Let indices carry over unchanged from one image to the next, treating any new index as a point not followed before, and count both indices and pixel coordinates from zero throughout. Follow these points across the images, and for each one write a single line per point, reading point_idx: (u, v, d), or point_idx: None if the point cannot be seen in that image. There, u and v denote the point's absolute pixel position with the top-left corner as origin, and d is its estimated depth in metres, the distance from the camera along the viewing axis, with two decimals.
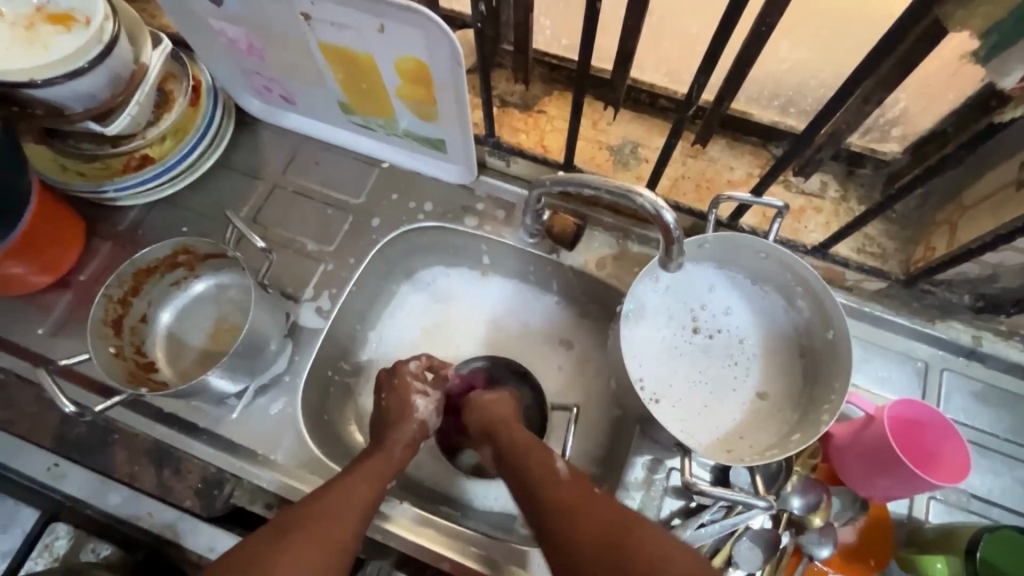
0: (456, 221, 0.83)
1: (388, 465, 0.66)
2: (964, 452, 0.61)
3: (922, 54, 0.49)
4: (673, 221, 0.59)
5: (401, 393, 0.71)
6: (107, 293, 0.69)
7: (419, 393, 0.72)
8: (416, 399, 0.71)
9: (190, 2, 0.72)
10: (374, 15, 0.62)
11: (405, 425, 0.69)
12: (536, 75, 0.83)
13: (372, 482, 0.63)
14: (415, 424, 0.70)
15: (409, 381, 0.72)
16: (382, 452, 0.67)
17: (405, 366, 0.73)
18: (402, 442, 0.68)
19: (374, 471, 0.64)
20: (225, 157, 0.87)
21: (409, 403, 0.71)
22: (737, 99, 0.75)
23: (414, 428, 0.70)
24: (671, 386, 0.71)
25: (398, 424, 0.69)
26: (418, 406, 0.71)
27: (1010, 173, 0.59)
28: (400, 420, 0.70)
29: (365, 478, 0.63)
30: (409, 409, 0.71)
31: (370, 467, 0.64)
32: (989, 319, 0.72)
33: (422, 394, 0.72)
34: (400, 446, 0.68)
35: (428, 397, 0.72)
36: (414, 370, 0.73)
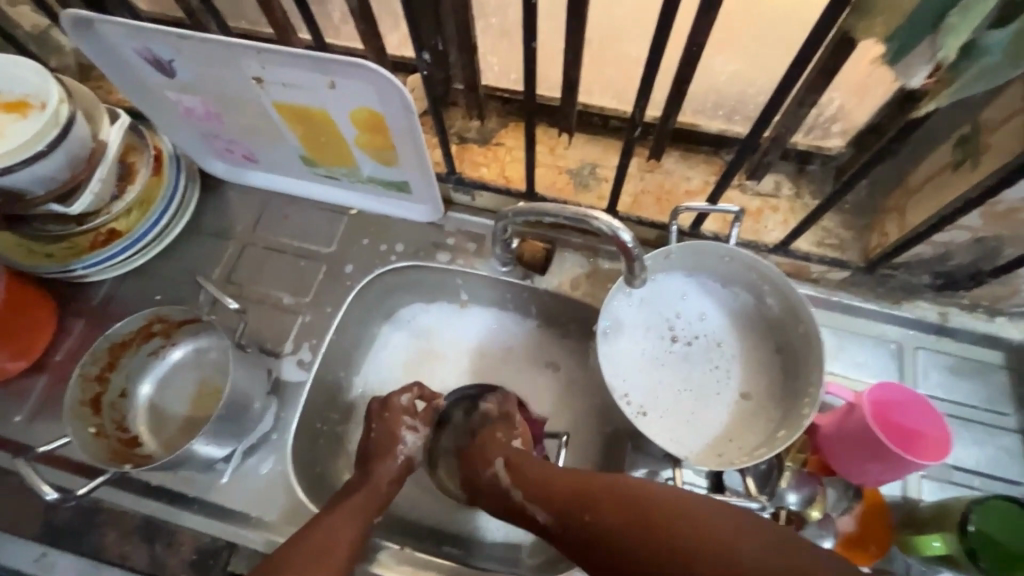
0: (428, 258, 0.84)
1: (374, 498, 0.67)
2: (944, 430, 0.63)
3: (841, 60, 0.52)
4: (629, 239, 0.62)
5: (390, 426, 0.71)
6: (83, 372, 0.69)
7: (408, 426, 0.72)
8: (404, 432, 0.71)
9: (144, 77, 0.74)
10: (324, 73, 0.64)
11: (391, 459, 0.70)
12: (491, 110, 0.85)
13: (356, 518, 0.65)
14: (400, 459, 0.70)
15: (400, 416, 0.72)
16: (367, 487, 0.68)
17: (397, 400, 0.72)
18: (387, 477, 0.69)
19: (360, 506, 0.66)
20: (194, 221, 0.88)
21: (398, 436, 0.71)
22: (684, 112, 0.78)
23: (399, 462, 0.70)
24: (656, 397, 0.71)
25: (384, 456, 0.70)
26: (406, 441, 0.71)
27: (946, 155, 0.62)
28: (385, 452, 0.70)
29: (350, 513, 0.65)
30: (396, 443, 0.71)
31: (357, 502, 0.66)
32: (951, 295, 0.75)
33: (412, 430, 0.72)
34: (385, 481, 0.69)
35: (417, 431, 0.72)
36: (405, 404, 0.73)
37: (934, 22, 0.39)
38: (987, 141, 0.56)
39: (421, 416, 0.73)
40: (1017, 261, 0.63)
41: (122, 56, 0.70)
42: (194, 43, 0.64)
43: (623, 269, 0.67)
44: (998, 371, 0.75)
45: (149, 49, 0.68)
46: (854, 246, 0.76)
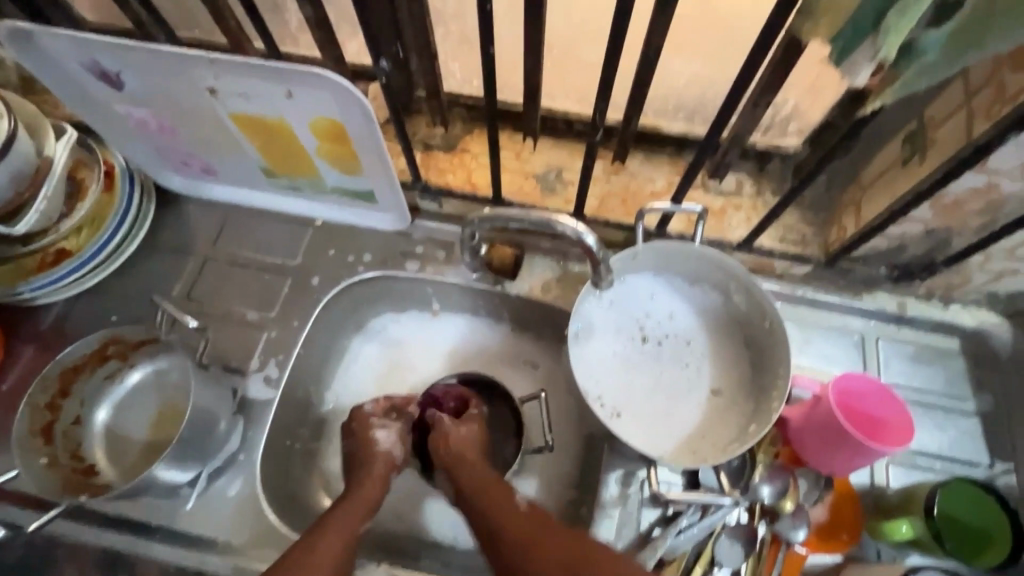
0: (397, 267, 0.83)
1: (365, 503, 0.66)
2: (906, 415, 0.65)
3: (792, 61, 0.53)
4: (594, 242, 0.62)
5: (361, 432, 0.71)
6: (31, 400, 0.65)
7: (380, 425, 0.71)
8: (377, 433, 0.71)
9: (90, 90, 0.71)
10: (280, 83, 0.63)
11: (372, 463, 0.69)
12: (455, 116, 0.85)
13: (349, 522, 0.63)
14: (380, 459, 0.69)
15: (367, 420, 0.71)
16: (355, 493, 0.67)
17: (360, 409, 0.72)
18: (373, 479, 0.68)
19: (352, 511, 0.65)
20: (150, 237, 0.85)
21: (370, 438, 0.71)
22: (646, 115, 0.79)
23: (381, 461, 0.70)
24: (630, 398, 0.72)
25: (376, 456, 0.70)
26: (379, 440, 0.70)
27: (896, 151, 0.64)
28: (364, 457, 0.70)
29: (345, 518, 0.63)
30: (372, 446, 0.70)
31: (348, 508, 0.65)
32: (908, 285, 0.78)
33: (383, 427, 0.71)
34: (374, 483, 0.68)
35: (389, 428, 0.72)
36: (370, 410, 0.73)
37: (875, 21, 0.41)
38: (932, 137, 0.58)
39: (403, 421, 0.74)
40: (966, 250, 0.66)
41: (65, 68, 0.67)
42: (141, 53, 0.62)
43: (590, 271, 0.67)
44: (954, 357, 0.79)
45: (94, 60, 0.65)
46: (815, 241, 0.77)
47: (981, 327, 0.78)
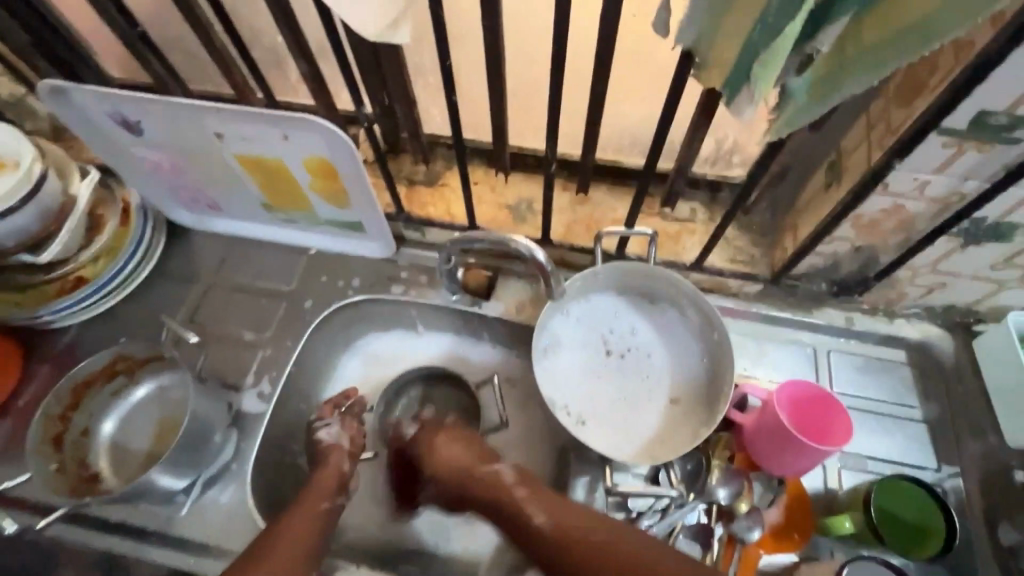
0: (382, 290, 0.90)
1: (324, 490, 0.72)
2: (846, 417, 0.70)
3: (712, 103, 0.61)
4: (544, 258, 0.70)
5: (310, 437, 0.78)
6: (45, 411, 0.72)
7: (323, 425, 0.78)
8: (322, 433, 0.78)
9: (114, 137, 0.81)
10: (277, 128, 0.72)
11: (327, 458, 0.75)
12: (437, 155, 0.94)
13: (310, 511, 0.70)
14: (333, 453, 0.75)
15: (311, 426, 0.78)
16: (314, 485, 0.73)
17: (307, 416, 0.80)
18: (331, 469, 0.74)
19: (314, 499, 0.71)
20: (160, 267, 0.93)
21: (318, 438, 0.77)
22: (607, 151, 0.88)
23: (334, 454, 0.75)
24: (594, 407, 0.77)
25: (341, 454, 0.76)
26: (326, 438, 0.77)
27: (821, 178, 0.72)
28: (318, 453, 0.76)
29: (308, 507, 0.70)
30: (321, 445, 0.77)
31: (311, 495, 0.71)
32: (852, 301, 0.84)
33: (327, 427, 0.78)
34: (332, 471, 0.74)
35: (332, 425, 0.78)
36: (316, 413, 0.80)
37: None
38: (846, 165, 0.66)
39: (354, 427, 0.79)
40: (893, 265, 0.72)
41: (92, 118, 0.77)
42: (159, 105, 0.72)
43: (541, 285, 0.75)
44: (903, 367, 0.84)
45: (119, 112, 0.75)
46: (763, 261, 0.84)
47: (924, 338, 0.84)
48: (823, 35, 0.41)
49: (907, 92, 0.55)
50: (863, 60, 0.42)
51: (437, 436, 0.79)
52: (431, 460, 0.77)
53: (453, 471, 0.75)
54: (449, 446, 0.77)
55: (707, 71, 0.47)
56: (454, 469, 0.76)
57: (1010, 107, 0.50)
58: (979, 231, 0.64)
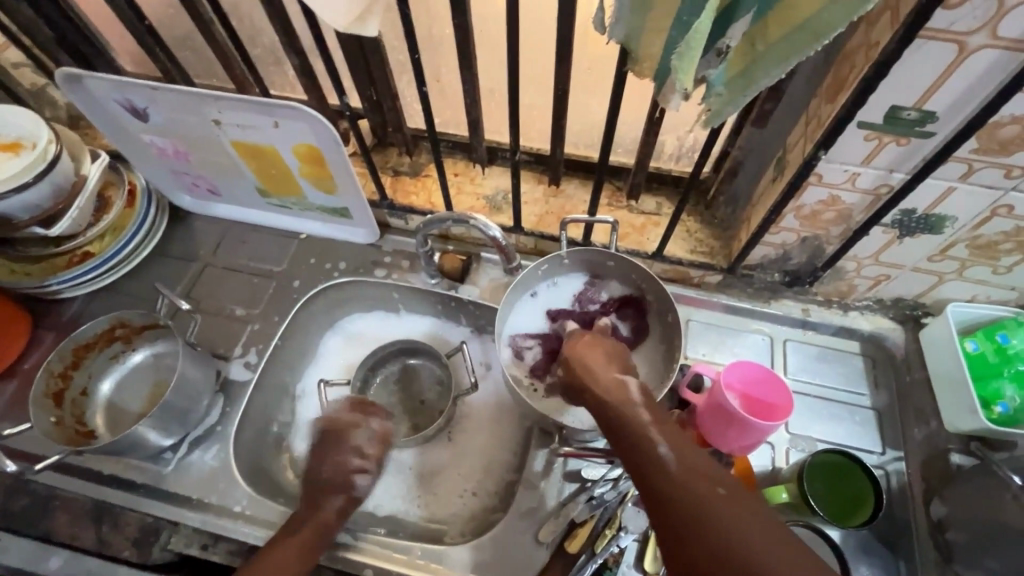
0: (366, 273, 0.97)
1: (320, 532, 0.72)
2: (788, 398, 0.74)
3: None
4: (499, 235, 0.76)
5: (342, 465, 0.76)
6: (48, 367, 0.78)
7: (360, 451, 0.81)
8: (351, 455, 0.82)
9: (123, 123, 0.88)
10: (268, 115, 0.79)
11: (335, 498, 0.74)
12: (422, 148, 1.01)
13: (302, 550, 0.71)
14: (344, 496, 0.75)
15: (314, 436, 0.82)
16: (314, 522, 0.73)
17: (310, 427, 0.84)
18: (332, 512, 0.74)
19: (308, 539, 0.71)
20: (160, 246, 1.00)
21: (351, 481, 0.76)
22: (579, 147, 0.94)
23: (344, 497, 0.75)
24: (554, 380, 0.83)
25: (571, 347, 0.68)
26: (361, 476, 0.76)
27: (770, 173, 0.77)
28: (331, 489, 0.75)
29: (298, 545, 0.71)
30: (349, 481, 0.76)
31: (305, 536, 0.71)
32: (807, 293, 0.89)
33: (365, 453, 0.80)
34: (333, 513, 0.74)
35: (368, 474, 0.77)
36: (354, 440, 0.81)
37: None
38: (788, 159, 0.71)
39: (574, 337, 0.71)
40: (837, 256, 0.77)
41: (104, 105, 0.85)
42: (163, 93, 0.79)
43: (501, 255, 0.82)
44: (854, 357, 0.88)
45: (128, 99, 0.83)
46: (722, 253, 0.89)
47: (876, 330, 0.88)
48: (731, 31, 0.47)
49: (832, 90, 0.61)
50: (772, 54, 0.48)
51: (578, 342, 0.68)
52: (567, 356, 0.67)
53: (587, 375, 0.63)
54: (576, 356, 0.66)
55: (639, 65, 0.53)
56: (597, 371, 0.63)
57: (918, 103, 0.55)
58: (911, 223, 0.69)
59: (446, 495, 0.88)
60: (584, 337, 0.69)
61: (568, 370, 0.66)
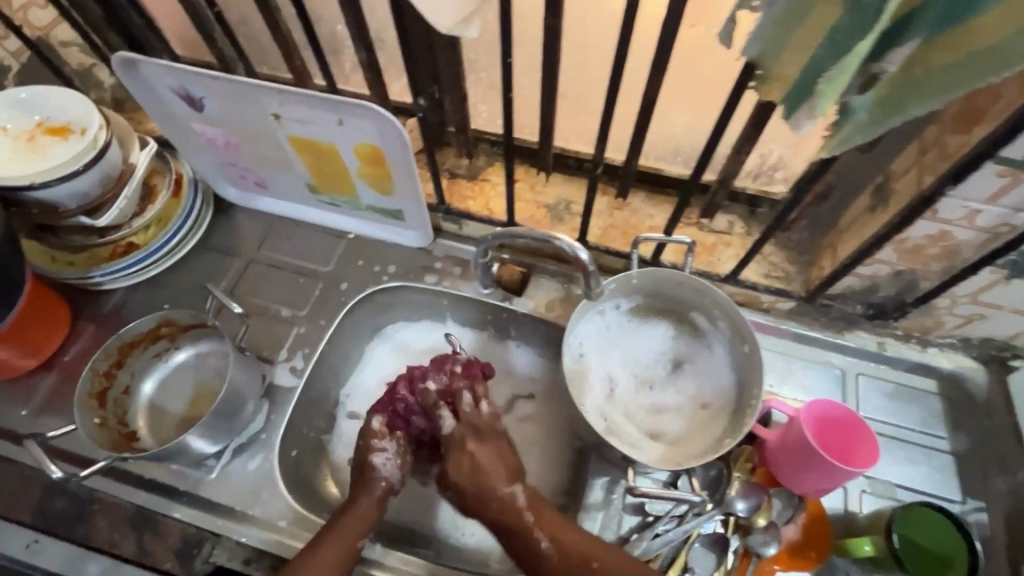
0: (416, 279, 0.93)
1: (358, 525, 0.69)
2: (875, 445, 0.69)
3: (763, 116, 0.62)
4: (587, 259, 0.70)
5: (364, 452, 0.74)
6: (93, 366, 0.75)
7: (380, 450, 0.73)
8: (377, 457, 0.73)
9: (175, 110, 0.84)
10: (334, 112, 0.74)
11: (371, 486, 0.72)
12: (479, 150, 0.96)
13: (345, 542, 0.68)
14: (380, 484, 0.72)
15: (370, 440, 0.74)
16: (353, 510, 0.70)
17: (368, 425, 0.74)
18: (368, 502, 0.71)
19: (350, 529, 0.69)
20: (203, 239, 0.96)
21: (370, 462, 0.73)
22: (649, 158, 0.89)
23: (382, 486, 0.72)
24: (620, 406, 0.78)
25: (473, 443, 0.72)
26: (378, 466, 0.73)
27: (865, 200, 0.72)
28: (364, 480, 0.72)
29: (340, 538, 0.68)
30: (372, 470, 0.72)
31: (347, 524, 0.69)
32: (885, 326, 0.84)
33: (382, 453, 0.73)
34: (369, 506, 0.71)
35: (389, 453, 0.73)
36: (377, 428, 0.74)
37: None
38: (893, 188, 0.66)
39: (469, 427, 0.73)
40: (933, 291, 0.72)
41: (157, 91, 0.80)
42: (223, 83, 0.75)
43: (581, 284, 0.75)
44: (931, 397, 0.83)
45: (184, 87, 0.78)
46: (798, 279, 0.84)
47: (957, 370, 0.83)
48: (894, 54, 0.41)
49: (963, 119, 0.55)
50: (932, 82, 0.43)
51: (471, 446, 0.71)
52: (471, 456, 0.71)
53: (487, 495, 0.69)
54: (460, 465, 0.71)
55: (768, 84, 0.48)
56: (491, 481, 0.69)
57: None
58: None
59: None
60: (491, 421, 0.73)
61: (465, 475, 0.70)
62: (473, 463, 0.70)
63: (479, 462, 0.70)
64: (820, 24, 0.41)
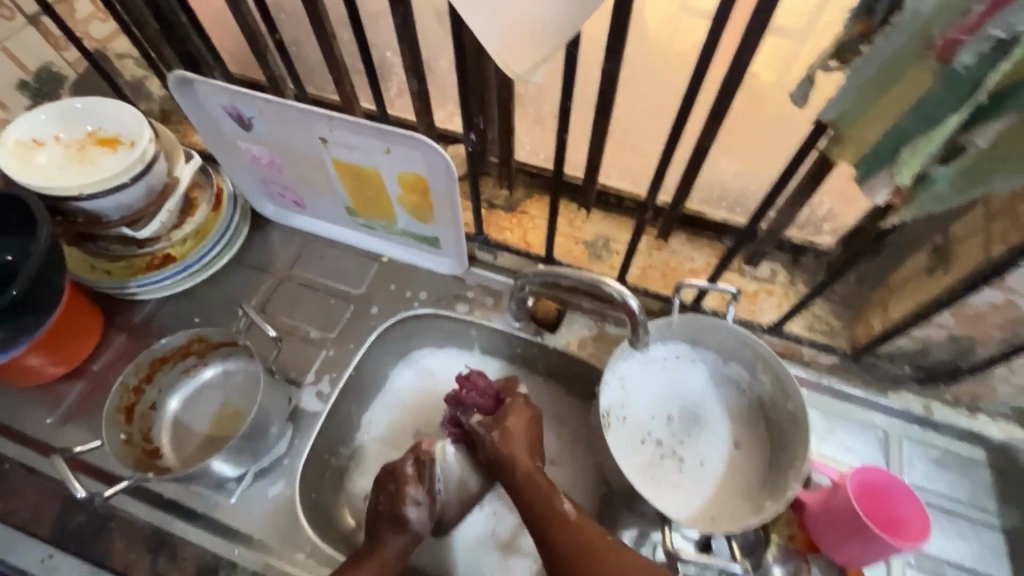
0: (448, 307, 0.91)
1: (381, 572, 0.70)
2: (924, 516, 0.66)
3: (823, 173, 0.60)
4: (637, 305, 0.69)
5: (395, 500, 0.73)
6: (123, 381, 0.74)
7: (411, 503, 0.72)
8: (408, 509, 0.72)
9: (223, 128, 0.84)
10: (383, 141, 0.74)
11: (399, 534, 0.72)
12: (519, 182, 0.96)
13: None
14: (405, 534, 0.72)
15: (404, 489, 0.73)
16: (378, 555, 0.70)
17: (403, 470, 0.74)
18: (395, 549, 0.71)
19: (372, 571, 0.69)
20: (238, 254, 0.96)
21: (402, 515, 0.72)
22: (692, 201, 0.88)
23: (406, 537, 0.72)
24: (654, 456, 0.76)
25: (509, 428, 0.76)
26: (409, 517, 0.72)
27: (921, 260, 0.70)
28: (394, 527, 0.72)
29: None
30: (402, 520, 0.72)
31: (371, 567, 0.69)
32: (934, 388, 0.80)
33: (415, 504, 0.73)
34: (394, 553, 0.71)
35: (421, 505, 0.73)
36: (410, 473, 0.74)
37: None
38: (956, 251, 0.63)
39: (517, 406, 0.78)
40: (990, 360, 0.69)
41: (209, 109, 0.81)
42: (275, 106, 0.75)
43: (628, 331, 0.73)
44: (980, 467, 0.79)
45: (235, 107, 0.79)
46: (843, 334, 0.83)
47: (1009, 440, 0.78)
48: (982, 129, 0.40)
49: None
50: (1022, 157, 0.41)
51: (520, 420, 0.77)
52: (505, 437, 0.75)
53: (521, 463, 0.74)
54: (507, 430, 0.76)
55: (843, 147, 0.46)
56: (521, 453, 0.74)
57: None
58: None
59: (514, 563, 0.80)
60: (524, 413, 0.78)
61: (505, 439, 0.75)
62: (506, 431, 0.76)
63: (522, 433, 0.76)
64: (913, 93, 0.40)
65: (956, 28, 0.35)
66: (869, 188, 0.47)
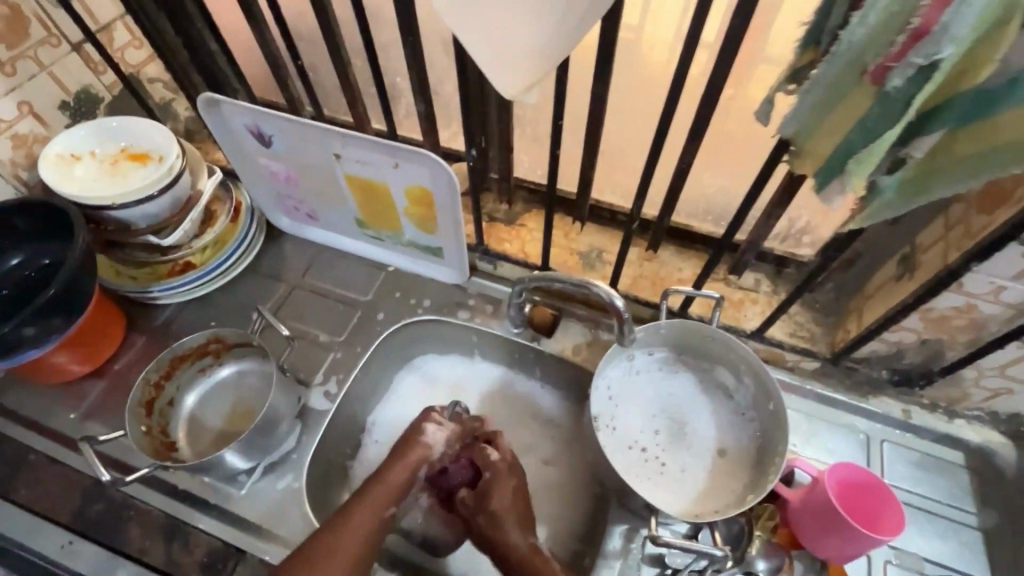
0: (450, 314, 0.96)
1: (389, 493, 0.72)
2: (901, 513, 0.69)
3: (794, 186, 0.66)
4: (622, 305, 0.73)
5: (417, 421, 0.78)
6: (145, 377, 0.79)
7: (436, 421, 0.78)
8: (429, 426, 0.77)
9: (245, 145, 0.91)
10: (392, 157, 0.81)
11: (408, 454, 0.75)
12: (518, 197, 1.02)
13: (370, 511, 0.70)
14: (420, 450, 0.76)
15: (428, 411, 0.79)
16: (384, 479, 0.73)
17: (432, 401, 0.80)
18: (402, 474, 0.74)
19: (379, 497, 0.72)
20: (254, 263, 1.02)
21: (422, 428, 0.77)
22: (679, 214, 0.93)
23: (419, 452, 0.75)
24: (644, 453, 0.80)
25: (493, 504, 0.73)
26: (428, 432, 0.77)
27: (891, 268, 0.74)
28: (408, 446, 0.76)
29: (370, 505, 0.71)
30: (419, 435, 0.76)
31: (377, 493, 0.72)
32: (911, 393, 0.84)
33: (437, 424, 0.78)
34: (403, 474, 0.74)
35: (442, 426, 0.78)
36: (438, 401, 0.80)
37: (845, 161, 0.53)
38: (920, 259, 0.68)
39: (496, 477, 0.75)
40: (958, 362, 0.74)
41: (233, 128, 0.88)
42: (294, 125, 0.82)
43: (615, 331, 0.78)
44: (958, 470, 0.82)
45: (256, 125, 0.86)
46: (823, 340, 0.88)
47: (985, 444, 0.82)
48: (918, 142, 0.46)
49: (987, 201, 0.59)
50: (956, 169, 0.47)
51: (503, 491, 0.74)
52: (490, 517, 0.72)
53: (511, 540, 0.71)
54: (490, 507, 0.73)
55: (802, 160, 0.52)
56: (509, 530, 0.71)
57: None
58: None
59: None
60: (507, 479, 0.75)
61: (490, 520, 0.73)
62: (490, 512, 0.73)
63: (510, 508, 0.73)
64: (856, 111, 0.45)
65: (886, 56, 0.41)
66: (826, 195, 0.52)
